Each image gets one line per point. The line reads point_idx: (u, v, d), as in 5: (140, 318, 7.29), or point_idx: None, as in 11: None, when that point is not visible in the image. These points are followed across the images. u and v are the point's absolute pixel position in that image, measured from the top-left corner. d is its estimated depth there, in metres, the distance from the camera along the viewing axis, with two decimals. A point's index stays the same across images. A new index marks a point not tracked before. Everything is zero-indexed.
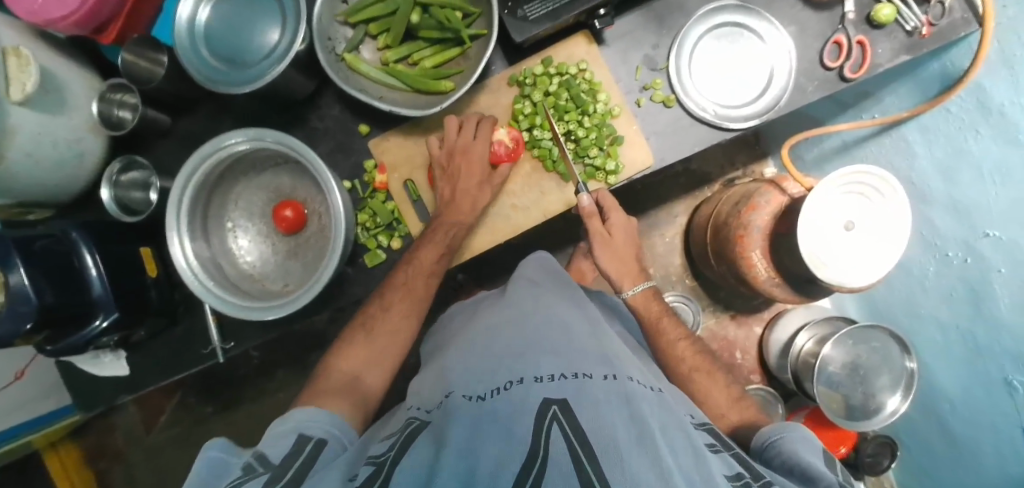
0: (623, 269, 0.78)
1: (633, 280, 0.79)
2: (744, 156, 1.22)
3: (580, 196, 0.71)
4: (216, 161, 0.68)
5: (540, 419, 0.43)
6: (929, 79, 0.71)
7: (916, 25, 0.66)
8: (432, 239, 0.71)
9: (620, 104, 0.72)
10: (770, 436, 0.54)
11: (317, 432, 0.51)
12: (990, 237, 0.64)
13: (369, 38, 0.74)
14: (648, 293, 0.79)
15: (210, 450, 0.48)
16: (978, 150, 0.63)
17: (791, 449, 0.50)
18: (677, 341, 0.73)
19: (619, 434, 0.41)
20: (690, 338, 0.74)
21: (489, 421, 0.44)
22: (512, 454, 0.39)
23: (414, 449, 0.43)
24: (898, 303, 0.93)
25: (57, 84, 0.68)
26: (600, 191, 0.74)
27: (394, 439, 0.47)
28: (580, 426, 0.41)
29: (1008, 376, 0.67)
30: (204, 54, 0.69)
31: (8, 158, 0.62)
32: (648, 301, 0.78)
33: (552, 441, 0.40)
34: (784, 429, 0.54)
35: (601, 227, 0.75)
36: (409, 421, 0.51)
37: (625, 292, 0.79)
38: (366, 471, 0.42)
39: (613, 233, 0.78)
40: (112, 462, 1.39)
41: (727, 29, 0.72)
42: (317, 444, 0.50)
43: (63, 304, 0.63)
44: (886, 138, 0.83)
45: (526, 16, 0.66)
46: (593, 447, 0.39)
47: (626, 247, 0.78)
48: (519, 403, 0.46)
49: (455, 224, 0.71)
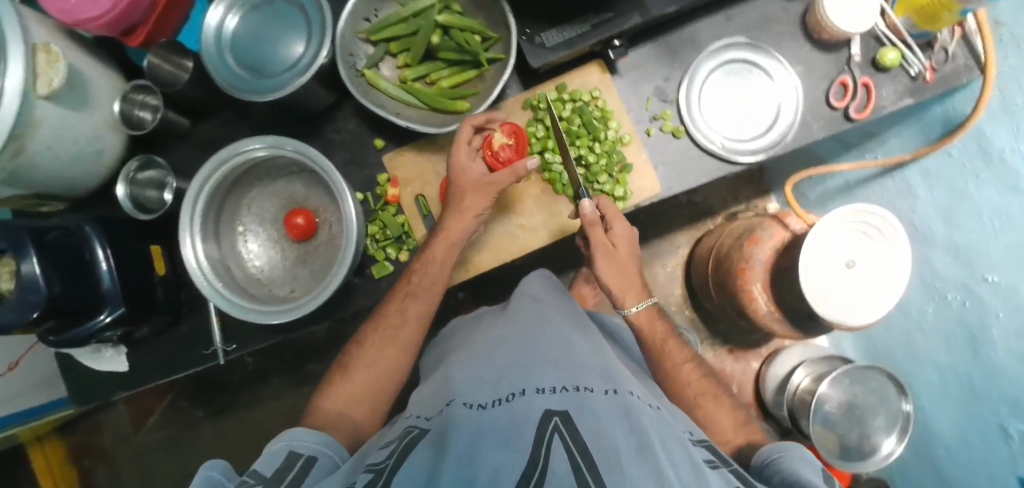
0: (625, 283, 0.71)
1: (636, 296, 0.72)
2: (748, 190, 1.23)
3: (582, 202, 0.67)
4: (234, 166, 0.70)
5: (540, 429, 0.43)
6: (932, 122, 0.74)
7: (920, 69, 0.69)
8: (433, 255, 0.71)
9: (630, 133, 0.74)
10: (771, 454, 0.55)
11: (306, 449, 0.51)
12: (989, 282, 0.65)
13: (389, 56, 0.77)
14: (652, 310, 0.74)
15: (207, 470, 0.44)
16: (978, 195, 0.64)
17: (791, 467, 0.51)
18: (684, 365, 0.71)
19: (619, 448, 0.42)
20: (697, 362, 0.73)
21: (490, 429, 0.44)
22: (513, 459, 0.39)
23: (413, 457, 0.44)
24: (896, 343, 0.94)
25: (85, 81, 0.70)
26: (600, 197, 0.71)
27: (393, 447, 0.47)
28: (582, 438, 0.42)
29: (1004, 422, 0.67)
30: (229, 62, 0.71)
31: (30, 148, 0.63)
32: (653, 321, 0.74)
33: (552, 451, 0.40)
34: (785, 447, 0.55)
35: (604, 237, 0.69)
36: (407, 430, 0.50)
37: (626, 309, 0.73)
38: (365, 478, 0.42)
39: (618, 244, 0.70)
40: (96, 462, 1.37)
41: (737, 65, 0.74)
42: (306, 461, 0.50)
43: (70, 295, 0.64)
44: (889, 180, 0.85)
45: (543, 43, 0.68)
46: (594, 459, 0.40)
47: (629, 259, 0.71)
48: (521, 413, 0.46)
49: (460, 237, 0.71)
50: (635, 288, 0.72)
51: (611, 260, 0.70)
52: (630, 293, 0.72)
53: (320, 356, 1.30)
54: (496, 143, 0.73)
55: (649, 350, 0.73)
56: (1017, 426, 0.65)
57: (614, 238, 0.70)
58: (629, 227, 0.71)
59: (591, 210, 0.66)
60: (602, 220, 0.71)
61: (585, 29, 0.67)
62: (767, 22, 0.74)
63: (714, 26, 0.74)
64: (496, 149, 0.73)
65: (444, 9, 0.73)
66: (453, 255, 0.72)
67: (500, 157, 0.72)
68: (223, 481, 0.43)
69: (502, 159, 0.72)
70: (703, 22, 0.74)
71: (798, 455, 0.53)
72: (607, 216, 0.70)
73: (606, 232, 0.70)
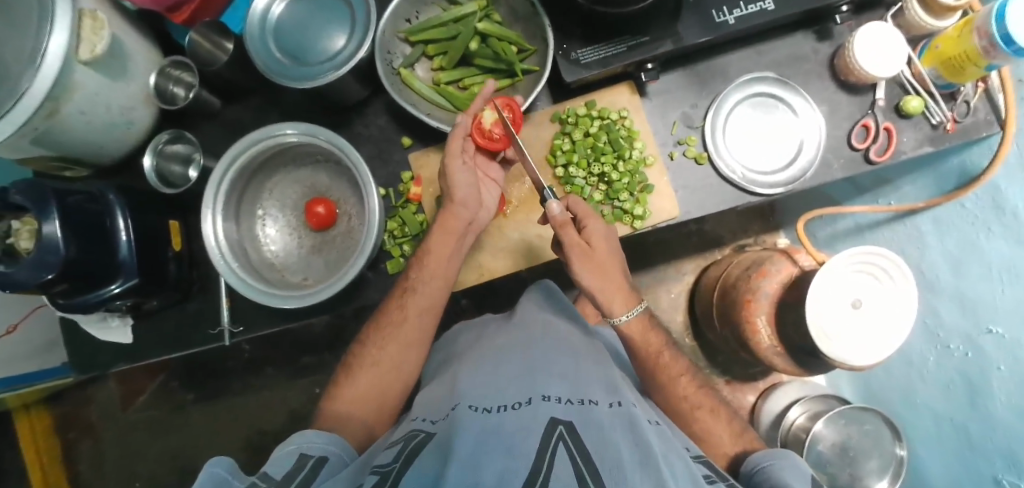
0: (608, 288, 0.66)
1: (625, 301, 0.67)
2: (758, 225, 1.24)
3: (547, 204, 0.64)
4: (264, 148, 0.71)
5: (546, 438, 0.44)
6: (947, 172, 0.75)
7: (942, 119, 0.70)
8: (430, 248, 0.71)
9: (655, 154, 0.75)
10: (760, 462, 0.56)
11: (317, 451, 0.52)
12: (994, 334, 0.65)
13: (425, 58, 0.79)
14: (643, 317, 0.69)
15: (212, 466, 0.43)
16: (989, 247, 0.65)
17: (778, 477, 0.52)
18: (680, 377, 0.68)
19: (624, 461, 0.43)
20: (691, 373, 0.69)
21: (495, 434, 0.44)
22: (518, 467, 0.40)
23: (420, 461, 0.44)
24: (894, 388, 0.94)
25: (125, 52, 0.71)
26: (568, 196, 0.69)
27: (399, 449, 0.47)
28: (588, 450, 0.42)
29: (998, 474, 0.67)
30: (270, 47, 0.73)
31: (64, 111, 0.64)
32: (646, 332, 0.70)
33: (557, 461, 0.41)
34: (775, 455, 0.56)
35: (578, 237, 0.64)
36: (413, 433, 0.51)
37: (617, 319, 0.67)
38: (371, 479, 0.42)
39: (595, 245, 0.65)
40: (80, 436, 1.36)
41: (764, 99, 0.76)
42: (317, 461, 0.51)
43: (85, 259, 0.64)
44: (900, 226, 0.86)
45: (578, 60, 0.69)
46: (598, 471, 0.40)
47: (608, 260, 0.65)
48: (528, 421, 0.46)
49: (460, 227, 0.71)
50: (621, 293, 0.67)
51: (587, 264, 0.64)
52: (617, 300, 0.66)
53: (317, 350, 1.30)
54: (486, 123, 0.70)
55: (638, 357, 0.70)
56: (1011, 480, 0.65)
57: (590, 236, 0.65)
58: (603, 225, 0.67)
59: (560, 210, 0.63)
60: (575, 220, 0.68)
61: (620, 49, 0.68)
62: (796, 60, 0.75)
63: (745, 59, 0.76)
64: (488, 129, 0.70)
65: (485, 17, 0.75)
66: (457, 250, 0.72)
67: (494, 135, 0.70)
68: (229, 478, 0.43)
69: (496, 136, 0.70)
70: (734, 54, 0.76)
71: (785, 465, 0.53)
72: (579, 215, 0.67)
73: (581, 232, 0.66)
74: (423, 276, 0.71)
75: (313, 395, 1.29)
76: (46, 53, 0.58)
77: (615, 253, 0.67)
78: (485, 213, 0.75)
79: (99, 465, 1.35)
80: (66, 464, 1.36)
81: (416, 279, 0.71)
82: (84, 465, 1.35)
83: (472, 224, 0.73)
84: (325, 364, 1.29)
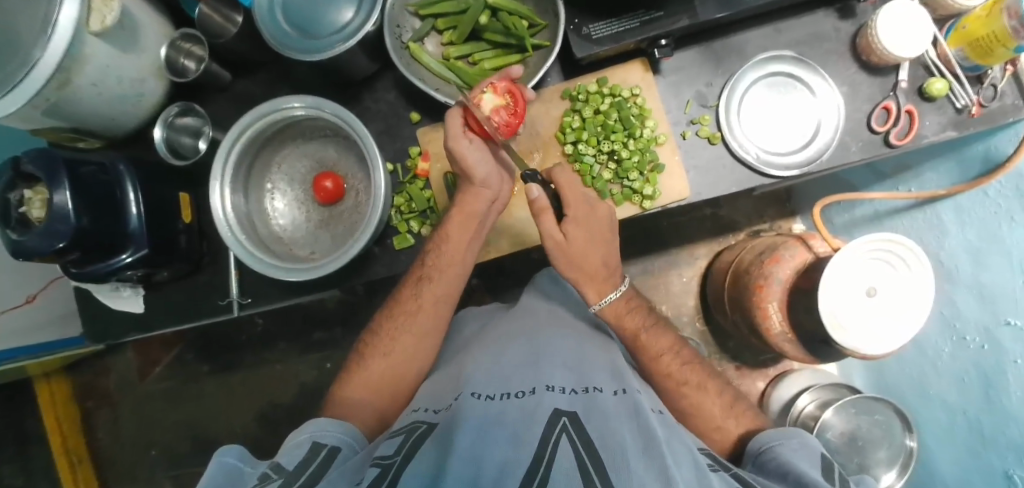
0: (583, 276, 0.68)
1: (599, 290, 0.69)
2: (774, 210, 1.22)
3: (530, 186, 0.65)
4: (273, 119, 0.71)
5: (550, 428, 0.43)
6: (972, 159, 0.72)
7: (967, 103, 0.67)
8: (448, 235, 0.70)
9: (666, 133, 0.74)
10: (769, 441, 0.54)
11: (329, 440, 0.52)
12: (1012, 327, 0.63)
13: (435, 32, 0.79)
14: (629, 295, 0.72)
15: (223, 456, 0.47)
16: (1011, 238, 0.62)
17: (786, 458, 0.50)
18: (662, 356, 0.67)
19: (626, 449, 0.42)
20: (677, 350, 0.69)
21: (496, 426, 0.44)
22: (519, 458, 0.39)
23: (422, 454, 0.43)
24: (908, 380, 0.92)
25: (136, 26, 0.71)
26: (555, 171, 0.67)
27: (402, 440, 0.47)
28: (590, 441, 0.41)
29: (1009, 469, 0.66)
30: (277, 19, 0.72)
31: (75, 84, 0.65)
32: (627, 315, 0.70)
33: (560, 451, 0.40)
34: (786, 435, 0.54)
35: (555, 231, 0.66)
36: (415, 424, 0.51)
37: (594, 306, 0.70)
38: (372, 473, 0.42)
39: (573, 240, 0.66)
40: (99, 404, 1.40)
41: (781, 79, 0.74)
42: (329, 451, 0.51)
43: (96, 230, 0.65)
44: (920, 213, 0.83)
45: (590, 35, 0.68)
46: (599, 459, 0.39)
47: (585, 251, 0.66)
48: (530, 412, 0.46)
49: (480, 209, 0.69)
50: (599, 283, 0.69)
51: (569, 255, 0.67)
52: (591, 288, 0.69)
53: (329, 325, 1.31)
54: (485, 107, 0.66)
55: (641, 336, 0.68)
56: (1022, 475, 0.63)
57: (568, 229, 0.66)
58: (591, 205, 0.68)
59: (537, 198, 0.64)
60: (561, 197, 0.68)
61: (634, 24, 0.67)
62: (817, 39, 0.73)
63: (763, 38, 0.74)
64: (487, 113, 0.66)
65: None
66: (473, 252, 0.72)
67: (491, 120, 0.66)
68: (239, 466, 0.47)
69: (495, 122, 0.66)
70: (752, 32, 0.74)
71: (795, 446, 0.52)
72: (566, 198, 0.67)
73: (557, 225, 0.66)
74: (439, 263, 0.71)
75: (324, 369, 1.31)
76: (56, 24, 0.58)
77: (609, 241, 0.69)
78: (508, 189, 0.72)
79: (117, 434, 1.39)
80: (85, 432, 1.39)
81: (433, 266, 0.71)
82: (103, 433, 1.39)
83: (488, 209, 0.70)
84: (336, 339, 1.31)
